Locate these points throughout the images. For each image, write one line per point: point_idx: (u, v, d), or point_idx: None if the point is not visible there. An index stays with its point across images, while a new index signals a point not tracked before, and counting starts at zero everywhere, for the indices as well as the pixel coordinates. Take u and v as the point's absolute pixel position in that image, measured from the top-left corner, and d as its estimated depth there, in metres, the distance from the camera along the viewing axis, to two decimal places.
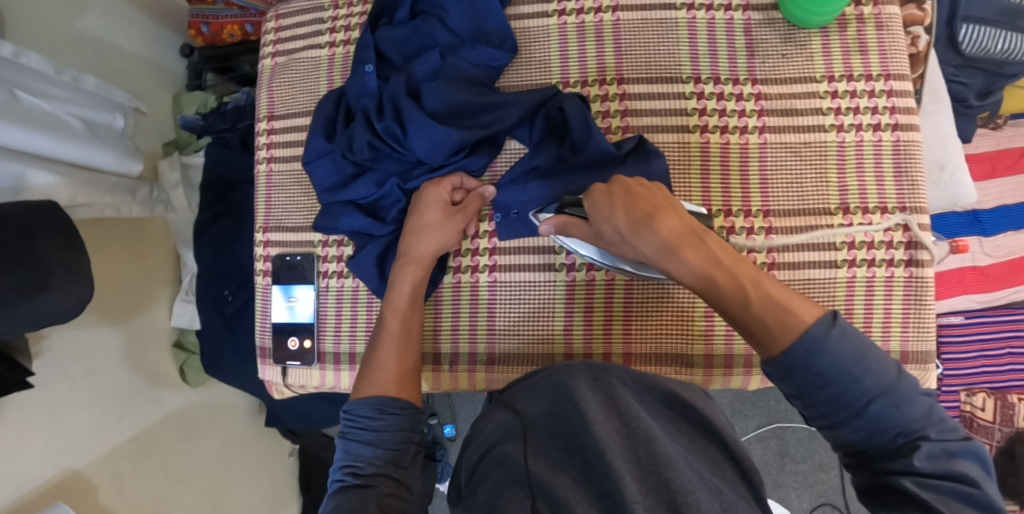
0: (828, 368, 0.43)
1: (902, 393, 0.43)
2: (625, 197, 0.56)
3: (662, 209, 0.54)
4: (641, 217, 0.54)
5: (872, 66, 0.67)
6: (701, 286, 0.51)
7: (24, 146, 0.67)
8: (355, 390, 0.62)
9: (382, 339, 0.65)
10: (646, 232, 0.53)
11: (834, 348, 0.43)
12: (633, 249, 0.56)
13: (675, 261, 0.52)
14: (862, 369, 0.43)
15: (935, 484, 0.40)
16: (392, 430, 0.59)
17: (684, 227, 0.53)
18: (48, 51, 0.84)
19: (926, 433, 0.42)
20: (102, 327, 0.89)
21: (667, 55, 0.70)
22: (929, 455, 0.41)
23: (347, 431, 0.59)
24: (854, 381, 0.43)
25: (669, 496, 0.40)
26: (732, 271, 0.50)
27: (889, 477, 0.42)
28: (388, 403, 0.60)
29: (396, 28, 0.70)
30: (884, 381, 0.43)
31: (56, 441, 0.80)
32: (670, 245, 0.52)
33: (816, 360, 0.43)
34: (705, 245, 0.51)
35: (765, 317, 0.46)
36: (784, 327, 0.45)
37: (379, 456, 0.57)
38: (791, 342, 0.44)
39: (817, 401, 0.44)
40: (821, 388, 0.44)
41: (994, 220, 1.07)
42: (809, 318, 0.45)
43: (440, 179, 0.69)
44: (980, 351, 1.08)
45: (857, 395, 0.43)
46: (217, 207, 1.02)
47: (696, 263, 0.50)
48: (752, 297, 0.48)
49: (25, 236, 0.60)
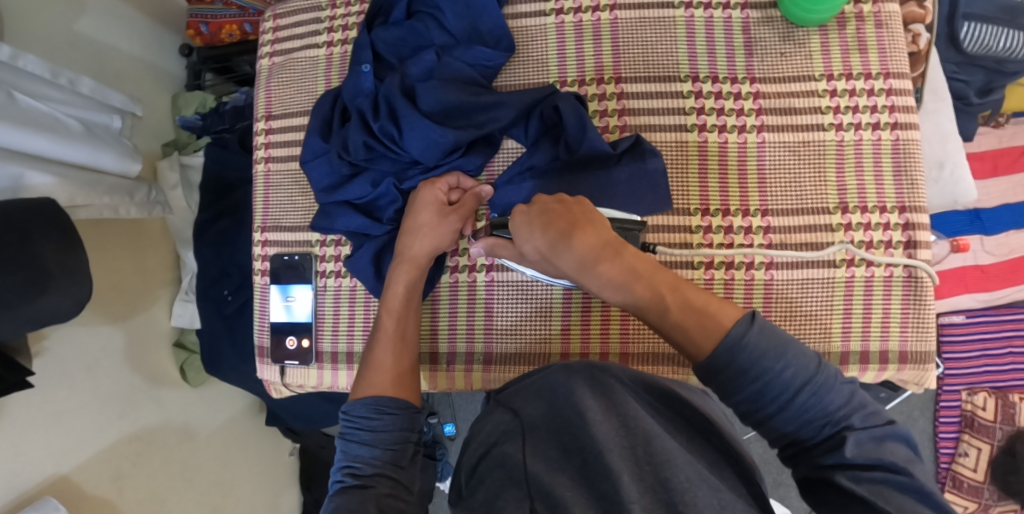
0: (750, 366, 0.45)
1: (822, 382, 0.44)
2: (544, 213, 0.55)
3: (581, 223, 0.54)
4: (560, 234, 0.53)
5: (871, 64, 0.67)
6: (624, 298, 0.53)
7: (22, 147, 0.68)
8: (353, 391, 0.62)
9: (379, 339, 0.65)
10: (567, 248, 0.53)
11: (754, 347, 0.45)
12: (555, 266, 0.56)
13: (594, 275, 0.53)
14: (782, 362, 0.45)
15: (870, 475, 0.40)
16: (391, 429, 0.59)
17: (602, 240, 0.54)
18: (46, 53, 0.84)
19: (851, 421, 0.43)
20: (101, 326, 0.89)
21: (665, 53, 0.69)
22: (857, 444, 0.42)
23: (345, 431, 0.59)
24: (775, 375, 0.45)
25: (668, 496, 0.41)
26: (653, 280, 0.53)
27: (825, 472, 0.42)
28: (386, 403, 0.60)
29: (392, 28, 0.70)
30: (805, 373, 0.44)
31: (57, 441, 0.80)
32: (588, 259, 0.53)
33: (738, 361, 0.46)
34: (624, 256, 0.53)
35: (685, 322, 0.50)
36: (706, 330, 0.49)
37: (378, 456, 0.57)
38: (712, 346, 0.47)
39: (746, 397, 0.46)
40: (744, 385, 0.45)
41: (996, 219, 1.07)
42: (727, 320, 0.49)
43: (435, 179, 0.69)
44: (982, 350, 1.08)
45: (782, 389, 0.44)
46: (216, 208, 1.02)
47: (614, 276, 0.52)
48: (672, 305, 0.51)
49: (23, 237, 0.60)
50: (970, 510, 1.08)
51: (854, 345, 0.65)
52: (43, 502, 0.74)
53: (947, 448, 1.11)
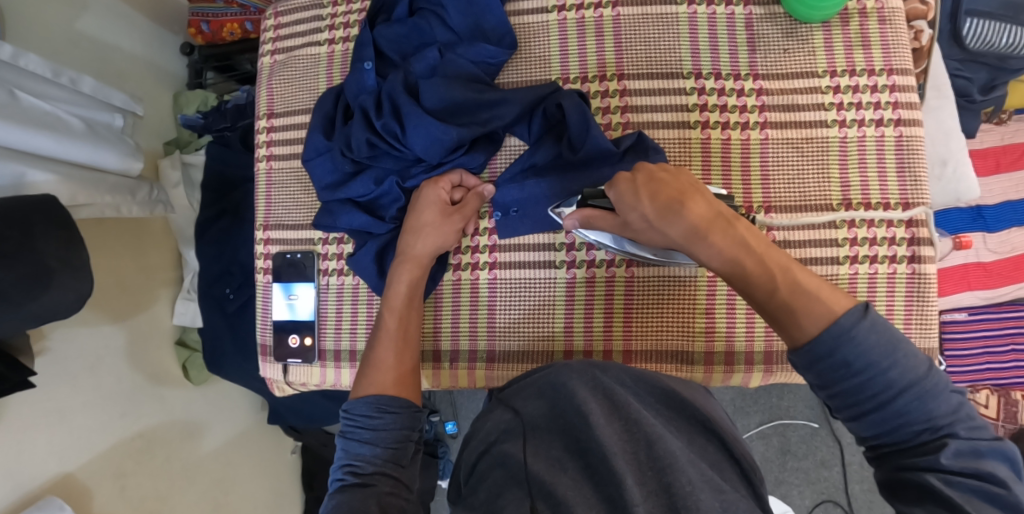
0: (855, 360, 0.43)
1: (930, 388, 0.42)
2: (651, 184, 0.54)
3: (690, 193, 0.53)
4: (666, 204, 0.53)
5: (874, 60, 0.67)
6: (730, 270, 0.51)
7: (25, 146, 0.68)
8: (354, 390, 0.62)
9: (381, 337, 0.66)
10: (675, 218, 0.52)
11: (865, 341, 0.43)
12: (661, 235, 0.55)
13: (704, 245, 0.52)
14: (890, 362, 0.42)
15: (962, 482, 0.39)
16: (391, 428, 0.59)
17: (713, 212, 0.52)
18: (48, 51, 0.84)
19: (953, 430, 0.41)
20: (102, 324, 0.89)
21: (668, 50, 0.69)
22: (956, 451, 0.40)
23: (346, 430, 0.59)
24: (881, 372, 0.42)
25: (671, 500, 0.40)
26: (762, 256, 0.50)
27: (914, 474, 0.41)
28: (387, 402, 0.60)
29: (394, 25, 0.70)
30: (911, 376, 0.42)
31: (59, 440, 0.80)
32: (699, 229, 0.51)
33: (842, 353, 0.43)
34: (736, 228, 0.51)
35: (792, 303, 0.47)
36: (811, 315, 0.45)
37: (379, 455, 0.57)
38: (817, 332, 0.44)
39: (841, 392, 0.44)
40: (847, 378, 0.43)
41: (998, 216, 1.07)
42: (839, 309, 0.45)
43: (437, 178, 0.68)
44: (984, 347, 1.08)
45: (884, 385, 0.42)
46: (218, 206, 1.02)
47: (725, 248, 0.51)
48: (781, 284, 0.48)
49: (25, 235, 0.60)
50: None
51: None
52: (49, 503, 0.75)
53: None
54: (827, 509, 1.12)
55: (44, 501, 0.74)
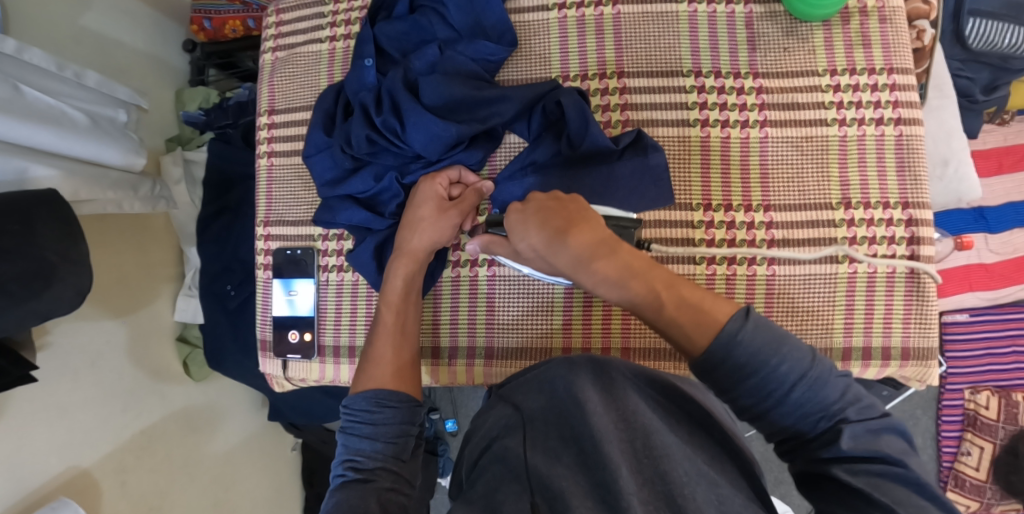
0: (745, 361, 0.45)
1: (819, 375, 0.44)
2: (539, 211, 0.56)
3: (577, 221, 0.54)
4: (555, 231, 0.53)
5: (875, 59, 0.67)
6: (622, 294, 0.53)
7: (27, 141, 0.68)
8: (353, 385, 0.63)
9: (378, 332, 0.66)
10: (562, 245, 0.53)
11: (751, 342, 0.45)
12: (550, 263, 0.56)
13: (588, 273, 0.53)
14: (777, 358, 0.45)
15: (865, 468, 0.41)
16: (391, 422, 0.59)
17: (595, 236, 0.53)
18: (51, 47, 0.84)
19: (846, 414, 0.44)
20: (104, 320, 0.90)
21: (668, 48, 0.69)
22: (853, 436, 0.43)
23: (346, 425, 0.59)
24: (770, 369, 0.44)
25: (666, 489, 0.41)
26: (647, 278, 0.52)
27: (823, 466, 0.43)
28: (386, 396, 0.60)
29: (394, 22, 0.70)
30: (801, 368, 0.44)
31: (60, 435, 0.81)
32: (582, 257, 0.53)
33: (733, 357, 0.45)
34: (617, 252, 0.52)
35: (681, 317, 0.49)
36: (700, 326, 0.48)
37: (379, 450, 0.57)
38: (708, 342, 0.47)
39: (741, 394, 0.46)
40: (741, 380, 0.45)
41: (1000, 217, 1.06)
42: (722, 316, 0.48)
43: (436, 174, 0.68)
44: (986, 349, 1.08)
45: (778, 384, 0.44)
46: (219, 203, 1.03)
47: (608, 273, 0.52)
48: (668, 301, 0.50)
49: (27, 230, 0.60)
50: (972, 509, 1.08)
51: (856, 340, 0.65)
52: (63, 504, 0.75)
53: (950, 447, 1.11)
54: None
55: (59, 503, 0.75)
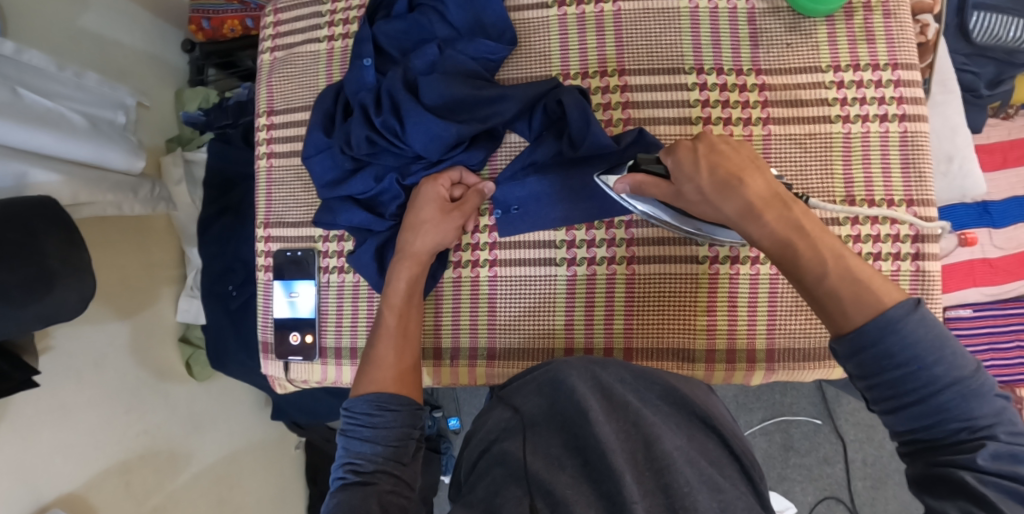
0: (898, 351, 0.39)
1: (977, 388, 0.39)
2: (711, 154, 0.51)
3: (746, 170, 0.50)
4: (726, 175, 0.50)
5: (879, 55, 0.66)
6: (781, 255, 0.47)
7: (26, 144, 0.68)
8: (357, 386, 0.62)
9: (381, 333, 0.66)
10: (731, 194, 0.49)
11: (912, 333, 0.39)
12: (714, 210, 0.52)
13: (757, 225, 0.48)
14: (937, 357, 0.39)
15: (997, 483, 0.36)
16: (392, 426, 0.59)
17: (770, 190, 0.49)
18: (50, 48, 0.84)
19: (994, 432, 0.38)
20: (106, 321, 0.90)
21: (669, 46, 0.68)
22: (995, 454, 0.37)
23: (347, 428, 0.59)
24: (926, 367, 0.39)
25: (667, 500, 0.40)
26: (816, 239, 0.46)
27: (946, 469, 0.38)
28: (388, 400, 0.60)
29: (394, 21, 0.70)
30: (959, 373, 0.39)
31: (65, 437, 0.81)
32: (753, 206, 0.48)
33: (887, 343, 0.40)
34: (790, 209, 0.47)
35: (841, 290, 0.43)
36: (860, 303, 0.42)
37: (379, 453, 0.57)
38: (865, 320, 0.41)
39: (881, 384, 0.41)
40: (888, 370, 0.40)
41: (1004, 212, 1.08)
42: (888, 300, 0.41)
43: (438, 175, 0.68)
44: (988, 344, 1.07)
45: (927, 382, 0.39)
46: (219, 203, 1.02)
47: (778, 228, 0.47)
48: (831, 270, 0.44)
49: (28, 236, 0.60)
50: None
51: None
52: None
53: None
54: (829, 506, 1.12)
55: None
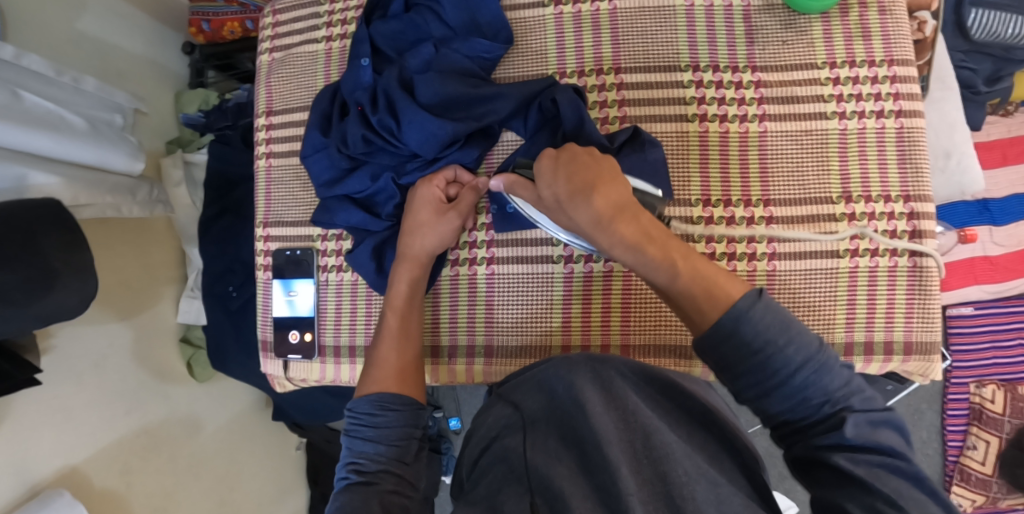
0: (753, 338, 0.43)
1: (823, 364, 0.43)
2: (572, 163, 0.56)
3: (603, 179, 0.54)
4: (583, 186, 0.54)
5: (875, 51, 0.66)
6: (635, 258, 0.52)
7: (26, 147, 0.68)
8: (359, 386, 0.63)
9: (382, 333, 0.66)
10: (587, 201, 0.53)
11: (759, 319, 0.44)
12: (570, 218, 0.56)
13: (608, 232, 0.52)
14: (786, 339, 0.43)
15: (865, 457, 0.41)
16: (394, 425, 0.59)
17: (626, 196, 0.53)
18: (48, 51, 0.84)
19: (850, 403, 0.43)
20: (107, 323, 0.90)
21: (665, 43, 0.69)
22: (856, 424, 0.42)
23: (350, 428, 0.60)
24: (780, 351, 0.43)
25: (665, 489, 0.42)
26: (663, 244, 0.51)
27: (822, 452, 0.42)
28: (390, 399, 0.60)
29: (390, 21, 0.70)
30: (807, 351, 0.43)
31: (67, 438, 0.81)
32: (605, 216, 0.52)
33: (742, 332, 0.44)
34: (642, 218, 0.52)
35: (693, 287, 0.48)
36: (712, 300, 0.47)
37: (382, 453, 0.57)
38: (718, 315, 0.46)
39: (745, 372, 0.44)
40: (750, 358, 0.44)
41: (1004, 209, 1.09)
42: (736, 294, 0.46)
43: (433, 175, 0.68)
44: (991, 342, 1.12)
45: (783, 364, 0.43)
46: (220, 204, 1.03)
47: (629, 234, 0.51)
48: (681, 271, 0.49)
49: (30, 237, 0.60)
50: (978, 503, 1.12)
51: (858, 335, 0.65)
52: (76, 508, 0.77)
53: (956, 441, 1.15)
54: None
55: (46, 494, 0.76)
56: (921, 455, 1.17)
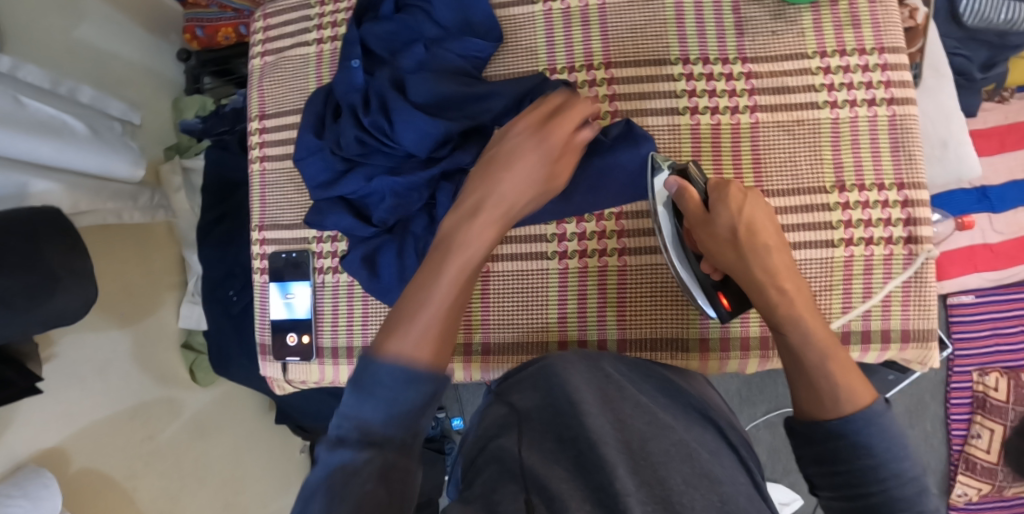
0: (877, 441, 0.43)
1: (925, 487, 0.43)
2: (754, 206, 0.55)
3: (772, 233, 0.55)
4: (757, 230, 0.54)
5: (865, 40, 0.66)
6: (791, 321, 0.50)
7: (28, 156, 0.68)
8: (385, 339, 0.44)
9: (436, 283, 0.48)
10: (759, 246, 0.53)
11: (888, 426, 0.44)
12: (729, 254, 0.55)
13: (777, 286, 0.52)
14: (905, 455, 0.43)
15: None
16: (416, 402, 0.40)
17: (788, 263, 0.54)
18: (47, 61, 0.85)
19: None
20: (109, 330, 0.90)
21: (655, 37, 0.69)
22: None
23: (362, 386, 0.40)
24: (895, 460, 0.43)
25: (665, 494, 0.40)
26: (820, 320, 0.50)
27: None
28: (424, 373, 0.41)
29: (381, 22, 0.70)
30: (916, 470, 0.43)
31: (71, 443, 0.82)
32: (773, 270, 0.53)
33: (869, 430, 0.44)
34: (804, 287, 0.52)
35: (836, 372, 0.47)
36: (852, 394, 0.45)
37: (393, 429, 0.39)
38: (851, 410, 0.45)
39: (852, 468, 0.43)
40: (861, 456, 0.43)
41: (1003, 196, 1.09)
42: (866, 398, 0.45)
43: (574, 105, 0.58)
44: (993, 329, 1.12)
45: (893, 471, 0.43)
46: (218, 209, 1.03)
47: (796, 298, 0.51)
48: (829, 352, 0.48)
49: (31, 244, 0.61)
50: (984, 491, 1.12)
51: (855, 325, 0.65)
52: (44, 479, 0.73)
53: (960, 431, 1.15)
54: None
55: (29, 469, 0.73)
56: (925, 446, 1.17)
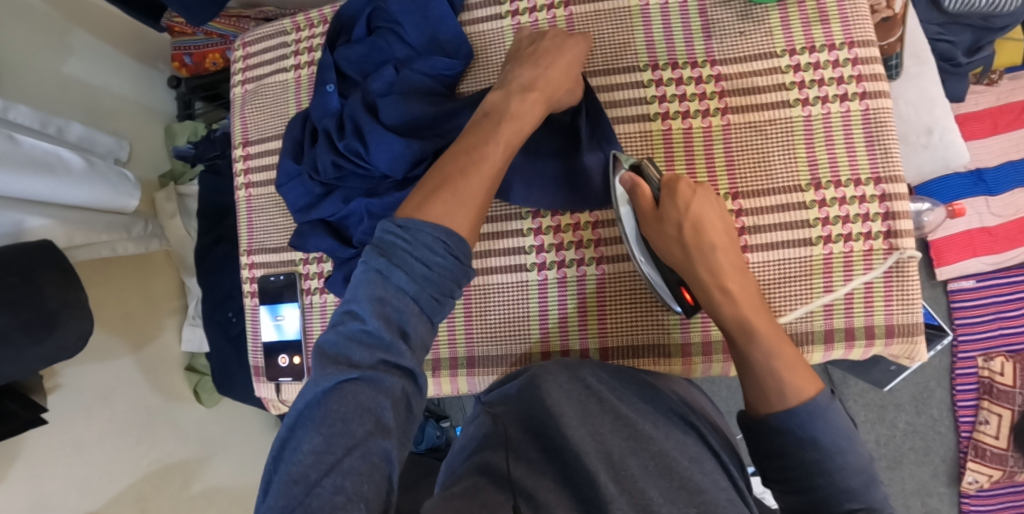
0: (822, 435, 0.46)
1: (873, 478, 0.46)
2: (705, 200, 0.56)
3: (723, 226, 0.56)
4: (707, 226, 0.55)
5: (834, 35, 0.66)
6: (739, 325, 0.53)
7: (23, 192, 0.70)
8: (417, 206, 0.48)
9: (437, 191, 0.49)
10: (707, 246, 0.55)
11: (833, 420, 0.47)
12: (682, 256, 0.56)
13: (723, 291, 0.54)
14: (848, 445, 0.46)
15: None
16: (445, 272, 0.45)
17: (734, 262, 0.55)
18: (40, 100, 0.87)
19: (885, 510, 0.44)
20: (113, 357, 0.92)
21: (624, 45, 0.69)
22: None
23: (391, 251, 0.44)
24: (839, 453, 0.46)
25: (640, 504, 0.41)
26: (764, 317, 0.53)
27: None
28: (455, 245, 0.46)
29: (354, 46, 0.71)
30: (861, 462, 0.46)
31: (81, 470, 0.84)
32: (721, 272, 0.54)
33: (812, 427, 0.47)
34: (748, 285, 0.55)
35: (785, 372, 0.49)
36: (795, 389, 0.49)
37: (418, 301, 0.43)
38: (796, 404, 0.48)
39: (796, 463, 0.47)
40: (809, 451, 0.46)
41: (998, 179, 1.08)
42: (810, 391, 0.48)
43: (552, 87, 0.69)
44: (996, 313, 1.10)
45: (839, 466, 0.45)
46: (215, 233, 1.06)
47: (743, 302, 0.53)
48: (779, 351, 0.51)
49: (26, 281, 0.62)
50: (995, 478, 1.10)
51: (838, 322, 0.65)
52: None
53: (967, 417, 1.13)
54: None
55: None
56: (933, 433, 1.15)
